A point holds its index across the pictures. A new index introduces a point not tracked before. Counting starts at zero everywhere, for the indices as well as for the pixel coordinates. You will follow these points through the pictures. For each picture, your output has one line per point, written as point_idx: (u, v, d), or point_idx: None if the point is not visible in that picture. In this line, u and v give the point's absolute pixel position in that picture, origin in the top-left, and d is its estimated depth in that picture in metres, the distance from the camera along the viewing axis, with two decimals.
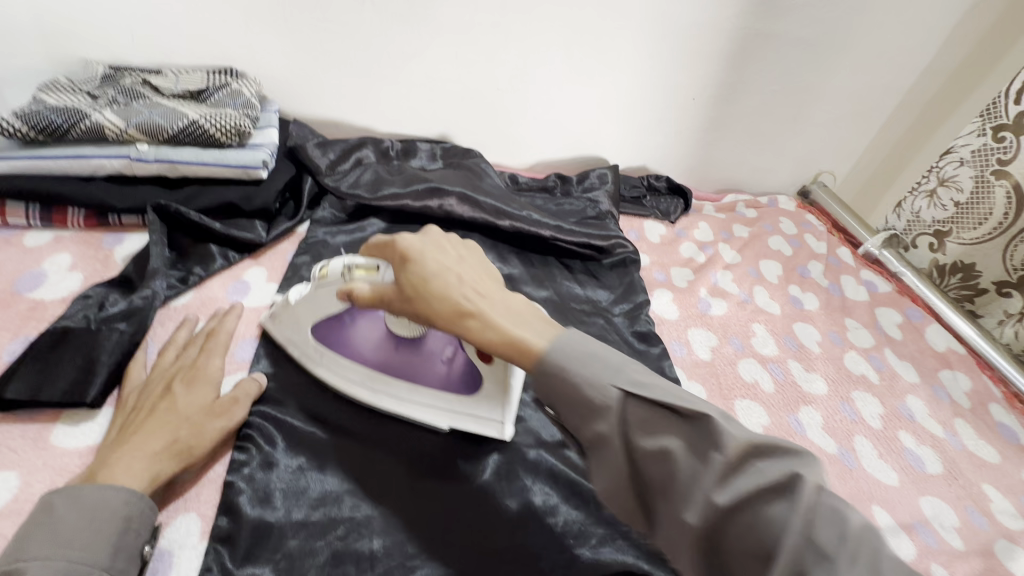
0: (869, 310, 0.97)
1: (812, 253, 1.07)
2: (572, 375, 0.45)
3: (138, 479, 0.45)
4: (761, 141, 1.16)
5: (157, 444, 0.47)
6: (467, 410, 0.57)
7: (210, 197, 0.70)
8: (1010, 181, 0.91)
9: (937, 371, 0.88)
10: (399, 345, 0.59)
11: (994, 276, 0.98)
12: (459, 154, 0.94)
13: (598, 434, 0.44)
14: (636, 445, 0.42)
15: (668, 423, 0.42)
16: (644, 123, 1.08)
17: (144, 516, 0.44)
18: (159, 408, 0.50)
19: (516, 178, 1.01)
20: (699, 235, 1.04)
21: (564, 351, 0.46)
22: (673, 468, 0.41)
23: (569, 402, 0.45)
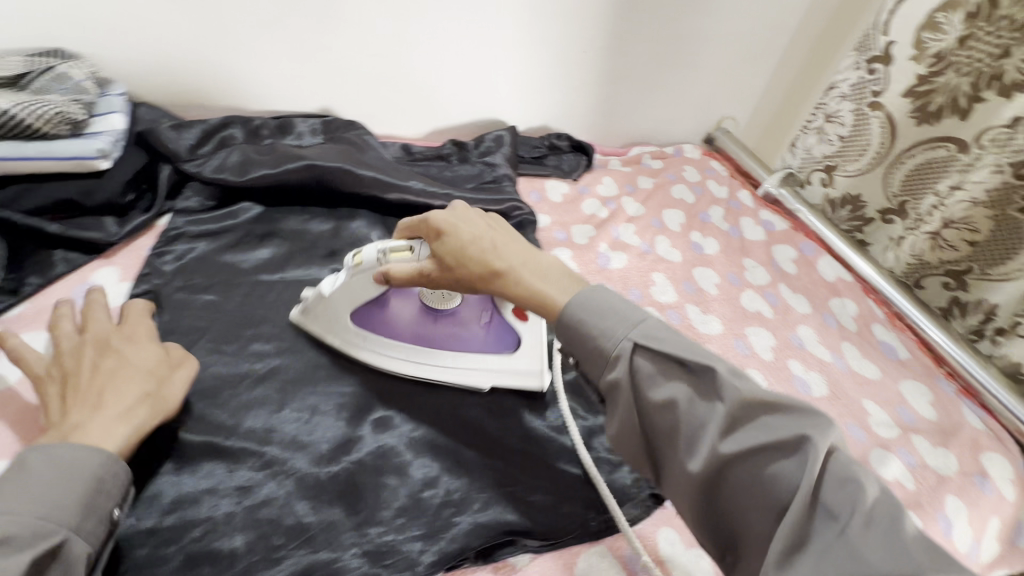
0: (766, 249, 1.00)
1: (713, 198, 1.09)
2: (587, 325, 0.47)
3: (116, 436, 0.45)
4: (660, 91, 1.16)
5: (127, 401, 0.47)
6: (512, 365, 0.61)
7: (42, 195, 0.64)
8: (883, 112, 0.95)
9: (828, 300, 0.93)
10: (437, 317, 0.61)
11: (879, 205, 1.01)
12: (342, 126, 0.88)
13: (610, 383, 0.46)
14: (645, 395, 0.45)
15: (676, 377, 0.44)
16: (539, 81, 1.05)
17: (120, 475, 0.44)
18: (111, 369, 0.49)
19: (409, 149, 0.96)
20: (603, 191, 1.04)
21: (582, 307, 0.47)
22: (685, 415, 0.43)
23: (584, 353, 0.48)
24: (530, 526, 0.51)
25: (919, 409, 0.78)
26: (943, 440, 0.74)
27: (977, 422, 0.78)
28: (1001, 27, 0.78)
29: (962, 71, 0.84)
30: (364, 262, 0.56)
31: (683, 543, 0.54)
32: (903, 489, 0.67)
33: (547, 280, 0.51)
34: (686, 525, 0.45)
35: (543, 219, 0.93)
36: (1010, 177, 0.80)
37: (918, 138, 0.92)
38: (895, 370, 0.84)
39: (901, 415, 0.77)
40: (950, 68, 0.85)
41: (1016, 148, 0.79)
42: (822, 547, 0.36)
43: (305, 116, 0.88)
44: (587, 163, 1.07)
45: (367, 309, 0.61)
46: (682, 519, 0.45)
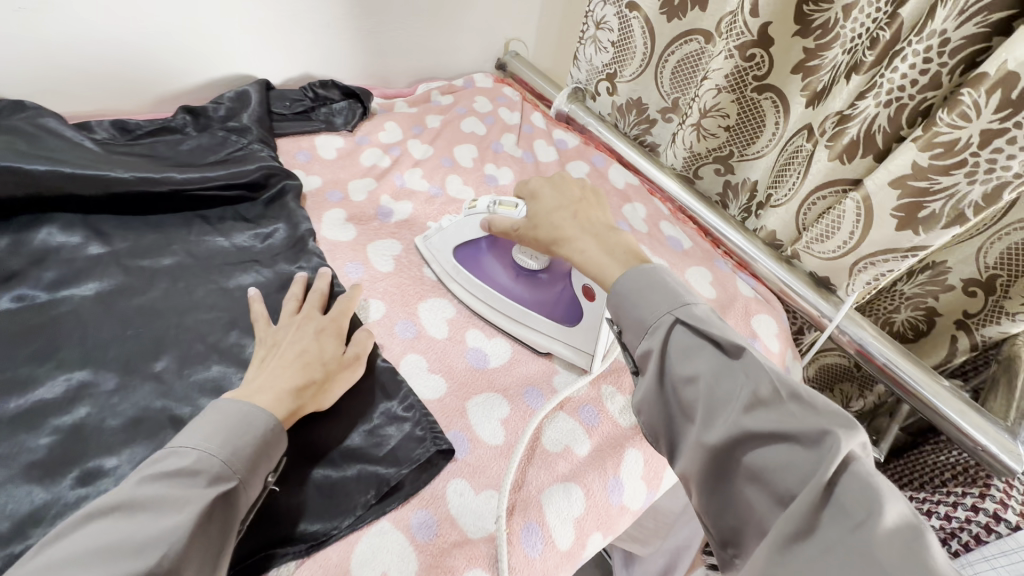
0: (560, 168, 1.00)
1: (505, 126, 1.06)
2: (635, 301, 0.51)
3: (282, 407, 0.49)
4: (432, 19, 1.07)
5: (304, 374, 0.52)
6: (565, 339, 0.65)
7: None
8: (638, 12, 0.94)
9: (620, 208, 0.95)
10: (520, 274, 0.69)
11: (657, 104, 1.04)
12: (4, 111, 0.69)
13: (647, 351, 0.49)
14: (673, 369, 0.47)
15: (707, 354, 0.46)
16: (283, 22, 0.90)
17: (281, 440, 0.47)
18: (309, 347, 0.54)
19: (126, 125, 0.77)
20: (385, 137, 0.95)
21: (638, 285, 0.52)
22: (709, 390, 0.44)
23: (631, 324, 0.51)
24: (297, 530, 0.47)
25: (701, 291, 0.84)
26: (722, 314, 0.81)
27: (748, 290, 0.87)
28: None
29: None
30: (478, 207, 0.69)
31: (473, 490, 0.52)
32: None
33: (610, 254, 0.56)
34: (697, 508, 0.45)
35: (313, 181, 0.82)
36: (740, 61, 0.83)
37: (673, 35, 0.94)
38: (680, 261, 0.89)
39: None
40: None
41: (739, 31, 0.80)
42: (831, 539, 0.36)
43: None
44: (363, 110, 0.97)
45: (471, 247, 0.71)
46: (695, 502, 0.45)
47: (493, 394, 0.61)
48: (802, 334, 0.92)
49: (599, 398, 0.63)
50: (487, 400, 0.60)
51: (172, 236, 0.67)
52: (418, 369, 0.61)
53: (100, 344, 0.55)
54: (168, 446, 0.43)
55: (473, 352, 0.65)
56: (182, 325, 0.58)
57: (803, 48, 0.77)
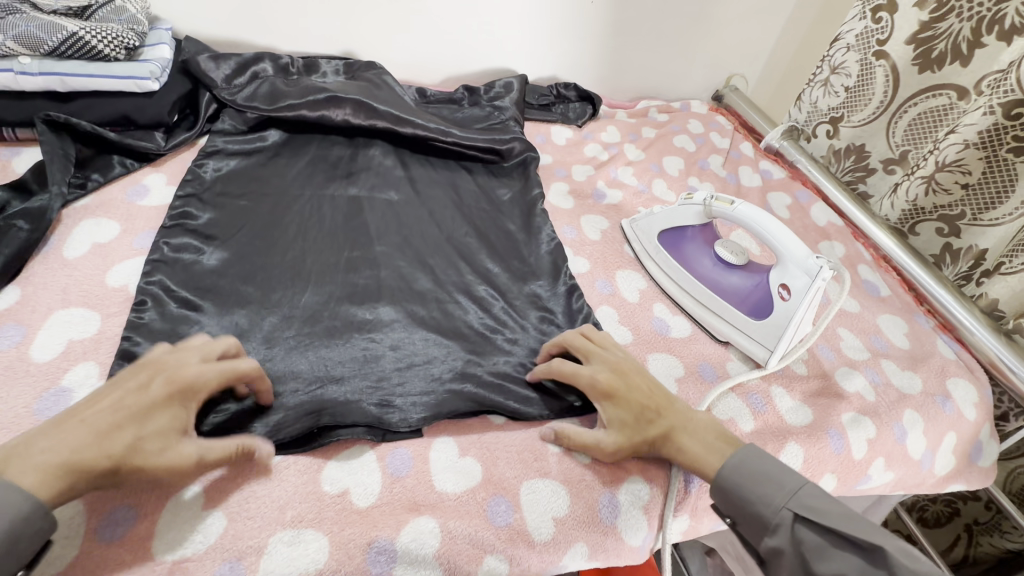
0: (760, 194, 1.04)
1: (714, 148, 1.13)
2: (745, 491, 0.52)
3: (44, 490, 0.40)
4: (671, 46, 1.19)
5: (103, 449, 0.42)
6: (747, 330, 0.70)
7: (103, 108, 0.72)
8: (887, 60, 0.95)
9: (817, 243, 0.96)
10: (716, 264, 0.74)
11: (881, 155, 1.03)
12: (363, 67, 0.96)
13: (773, 548, 0.51)
14: (814, 570, 0.48)
15: (843, 553, 0.47)
16: (556, 32, 1.10)
17: (39, 531, 0.39)
18: (136, 399, 0.44)
19: (425, 92, 1.02)
20: (606, 137, 1.09)
21: (740, 475, 0.53)
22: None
23: (745, 518, 0.53)
24: (513, 408, 0.59)
25: (892, 338, 0.82)
26: (912, 365, 0.78)
27: (948, 352, 0.82)
28: None
29: (963, 15, 0.86)
30: (694, 199, 0.75)
31: None
32: (863, 400, 0.70)
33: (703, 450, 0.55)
34: None
35: (545, 158, 0.99)
36: (1001, 118, 0.80)
37: (918, 87, 0.94)
38: (874, 305, 0.87)
39: (874, 343, 0.81)
40: (952, 13, 0.87)
41: (1007, 88, 0.79)
42: None
43: (329, 58, 0.96)
44: (592, 112, 1.12)
45: (673, 233, 0.78)
46: None
47: (671, 356, 0.69)
48: (1004, 420, 0.85)
49: (769, 393, 0.68)
50: (664, 359, 0.68)
51: (442, 175, 0.87)
52: (609, 317, 0.72)
53: (396, 232, 0.75)
54: None
55: (657, 320, 0.74)
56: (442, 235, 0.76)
57: None
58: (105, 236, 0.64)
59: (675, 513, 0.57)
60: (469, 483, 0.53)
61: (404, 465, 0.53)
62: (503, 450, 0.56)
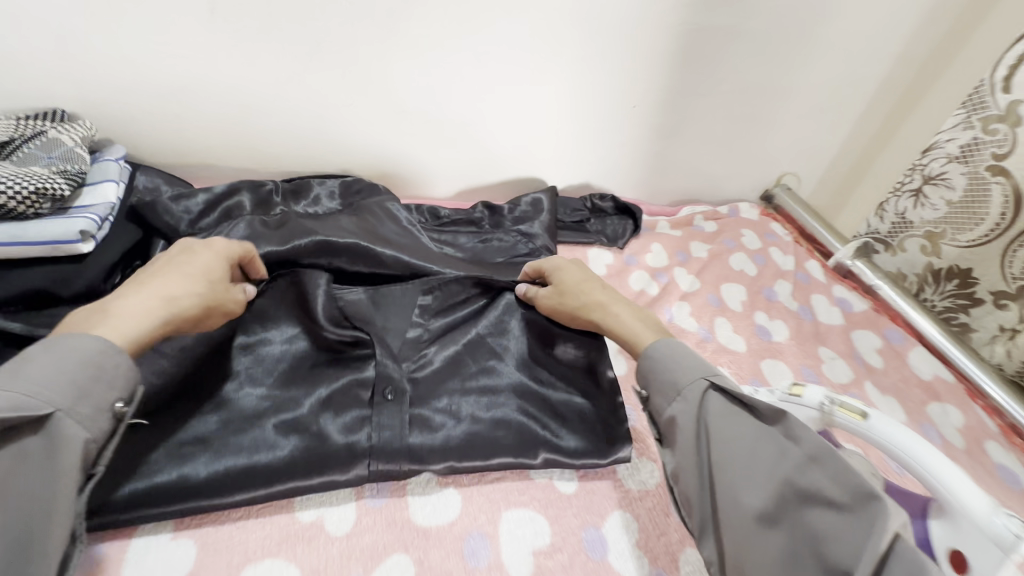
0: (844, 334, 0.86)
1: (778, 270, 0.95)
2: (663, 362, 0.53)
3: (148, 321, 0.46)
4: (718, 147, 1.04)
5: (189, 293, 0.49)
6: None
7: (12, 285, 0.53)
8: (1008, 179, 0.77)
9: (925, 405, 0.77)
10: None
11: (992, 285, 0.84)
12: (364, 189, 0.79)
13: (674, 415, 0.50)
14: (713, 431, 0.47)
15: (748, 419, 0.47)
16: (590, 137, 0.94)
17: (123, 368, 0.43)
18: (197, 263, 0.52)
19: (436, 213, 0.85)
20: (652, 261, 0.91)
21: (662, 351, 0.54)
22: (753, 450, 0.45)
23: (659, 387, 0.52)
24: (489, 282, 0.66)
25: None
26: None
27: None
28: None
29: None
30: (804, 398, 0.56)
31: None
32: None
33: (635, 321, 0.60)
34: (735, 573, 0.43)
35: None
36: None
37: None
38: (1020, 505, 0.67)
39: None
40: None
41: None
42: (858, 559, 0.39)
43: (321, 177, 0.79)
44: (634, 229, 0.95)
45: None
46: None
47: None
48: None
49: None
50: None
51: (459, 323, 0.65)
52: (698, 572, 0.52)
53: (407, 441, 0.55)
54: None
55: None
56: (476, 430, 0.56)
57: None
58: None
59: None
60: None
61: None
62: None
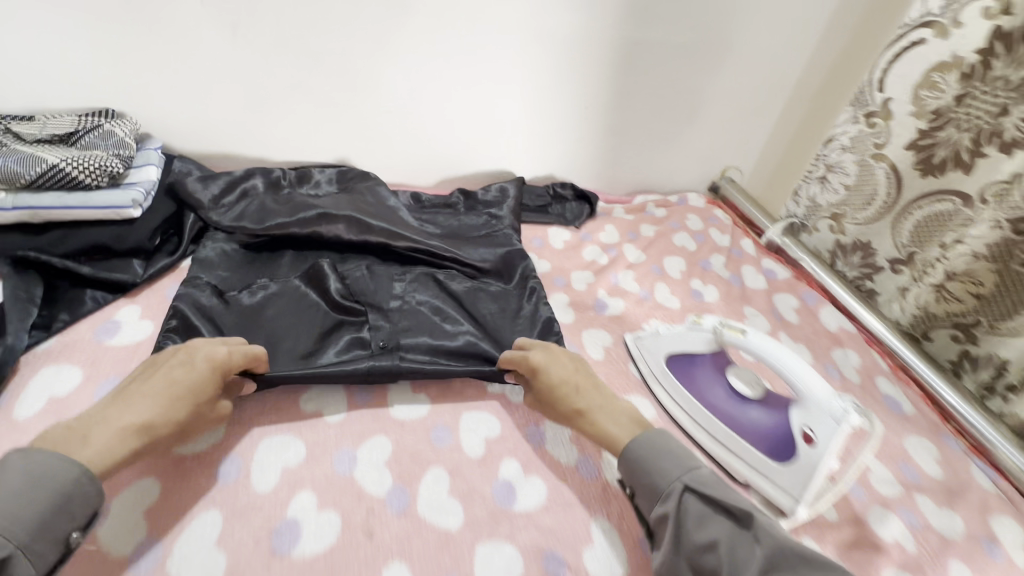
0: (767, 297, 1.01)
1: (715, 246, 1.10)
2: (645, 463, 0.55)
3: (123, 444, 0.48)
4: (663, 143, 1.20)
5: (165, 418, 0.51)
6: (772, 475, 0.64)
7: (79, 239, 0.68)
8: (889, 164, 0.97)
9: (830, 350, 0.92)
10: (731, 396, 0.69)
11: (888, 254, 1.02)
12: (357, 177, 0.94)
13: (659, 516, 0.53)
14: (688, 536, 0.50)
15: (722, 523, 0.50)
16: (552, 133, 1.10)
17: (88, 498, 0.45)
18: (182, 381, 0.53)
19: (419, 197, 1.00)
20: (605, 238, 1.07)
21: (642, 448, 0.56)
22: (730, 556, 0.48)
23: (643, 488, 0.55)
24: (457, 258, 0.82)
25: (924, 467, 0.76)
26: (949, 501, 0.71)
27: (987, 481, 0.75)
28: (996, 87, 0.81)
29: (962, 126, 0.86)
30: (703, 324, 0.71)
31: None
32: (903, 551, 0.64)
33: (616, 421, 0.60)
34: None
35: (543, 265, 0.96)
36: (1009, 233, 0.80)
37: (921, 190, 0.94)
38: (898, 424, 0.82)
39: (905, 473, 0.74)
40: (950, 123, 0.87)
41: (1014, 205, 0.78)
42: None
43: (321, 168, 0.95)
44: (590, 212, 1.10)
45: (682, 360, 0.73)
46: None
47: None
48: None
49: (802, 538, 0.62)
50: None
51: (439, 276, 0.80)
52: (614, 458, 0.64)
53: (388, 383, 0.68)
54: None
55: None
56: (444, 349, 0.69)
57: None
58: (64, 388, 0.58)
59: None
60: None
61: None
62: None
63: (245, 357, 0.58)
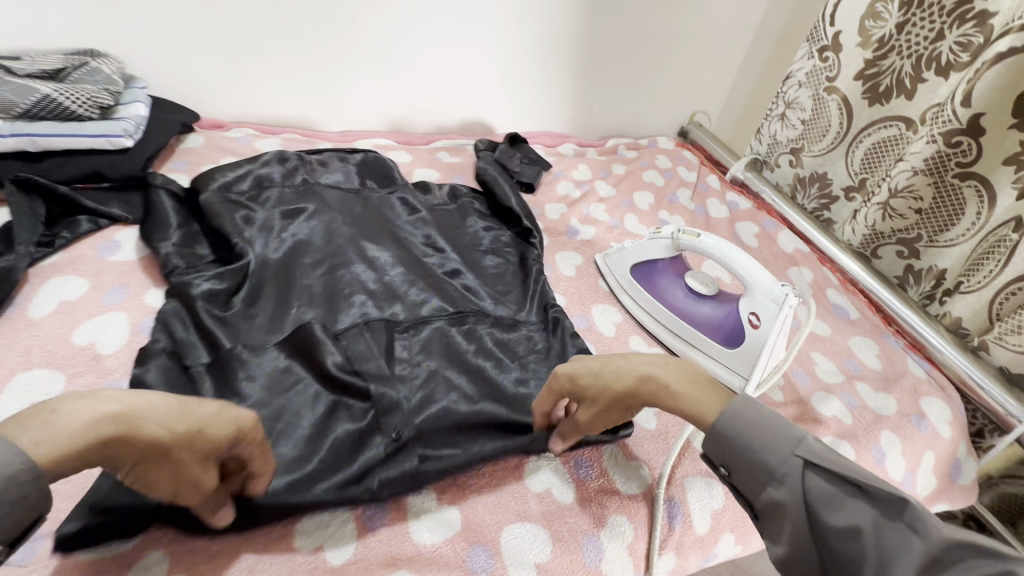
0: (730, 225, 1.07)
1: (682, 182, 1.17)
2: (742, 438, 0.44)
3: (85, 448, 0.34)
4: (634, 88, 1.25)
5: (164, 436, 0.37)
6: (722, 359, 0.71)
7: (76, 166, 0.73)
8: (840, 95, 1.03)
9: (786, 269, 0.99)
10: (688, 296, 0.76)
11: (841, 181, 1.09)
12: (374, 170, 0.90)
13: (772, 501, 0.42)
14: (819, 521, 0.40)
15: (856, 504, 0.39)
16: (525, 78, 1.15)
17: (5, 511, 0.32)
18: (203, 412, 0.40)
19: (451, 194, 0.93)
20: (577, 175, 1.12)
21: (737, 418, 0.44)
22: (874, 544, 0.38)
23: (744, 468, 0.44)
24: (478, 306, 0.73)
25: (865, 360, 0.84)
26: (886, 387, 0.79)
27: (920, 371, 0.84)
28: (933, 12, 0.89)
29: (903, 54, 0.94)
30: (662, 233, 0.77)
31: (624, 456, 0.61)
32: (841, 423, 0.71)
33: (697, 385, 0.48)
34: None
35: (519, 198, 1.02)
36: (942, 146, 0.86)
37: (872, 118, 1.01)
38: (845, 327, 0.89)
39: (849, 365, 0.82)
40: (892, 51, 0.95)
41: (946, 118, 0.85)
42: None
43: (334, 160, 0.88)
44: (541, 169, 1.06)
45: (645, 268, 0.79)
46: None
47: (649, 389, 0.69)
48: (981, 436, 0.86)
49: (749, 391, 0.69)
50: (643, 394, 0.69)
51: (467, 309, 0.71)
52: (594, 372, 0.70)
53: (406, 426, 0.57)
54: None
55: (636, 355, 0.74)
56: (472, 423, 0.58)
57: (1018, 141, 0.80)
58: (72, 294, 0.63)
59: (663, 551, 0.56)
60: (446, 531, 0.51)
61: (380, 518, 0.52)
62: (481, 492, 0.55)
63: (259, 448, 0.44)
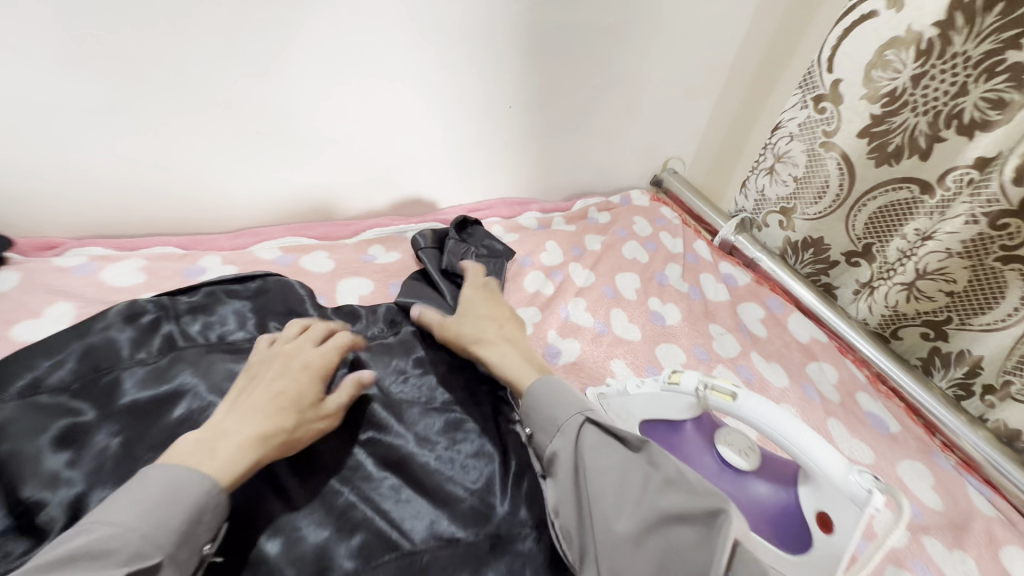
0: (731, 310, 0.90)
1: (668, 254, 0.98)
2: (547, 397, 0.54)
3: (246, 456, 0.44)
4: (598, 140, 1.06)
5: (275, 422, 0.47)
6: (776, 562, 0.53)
7: None
8: (840, 153, 0.87)
9: (804, 366, 0.83)
10: (721, 468, 0.58)
11: (843, 247, 0.94)
12: (276, 305, 0.65)
13: (554, 451, 0.51)
14: (586, 463, 0.48)
15: (616, 449, 0.49)
16: (472, 140, 0.93)
17: (213, 516, 0.41)
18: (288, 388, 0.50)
19: (396, 321, 0.70)
20: (547, 259, 0.91)
21: (541, 384, 0.56)
22: (620, 479, 0.47)
23: (540, 422, 0.53)
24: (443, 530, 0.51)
25: (922, 498, 0.68)
26: (958, 540, 0.64)
27: (987, 505, 0.70)
28: (957, 64, 0.72)
29: (918, 109, 0.78)
30: (681, 384, 0.57)
31: None
32: None
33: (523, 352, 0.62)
34: None
35: None
36: (986, 227, 0.73)
37: (876, 180, 0.86)
38: (890, 448, 0.74)
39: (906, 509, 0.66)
40: (906, 107, 0.79)
41: (990, 196, 0.71)
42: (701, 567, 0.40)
43: (221, 294, 0.64)
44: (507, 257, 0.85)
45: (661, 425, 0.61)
46: None
47: None
48: None
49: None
50: None
51: (419, 547, 0.50)
52: None
53: None
54: (81, 525, 0.37)
55: None
56: None
57: None
58: None
59: None
60: None
61: None
62: None
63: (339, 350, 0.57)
